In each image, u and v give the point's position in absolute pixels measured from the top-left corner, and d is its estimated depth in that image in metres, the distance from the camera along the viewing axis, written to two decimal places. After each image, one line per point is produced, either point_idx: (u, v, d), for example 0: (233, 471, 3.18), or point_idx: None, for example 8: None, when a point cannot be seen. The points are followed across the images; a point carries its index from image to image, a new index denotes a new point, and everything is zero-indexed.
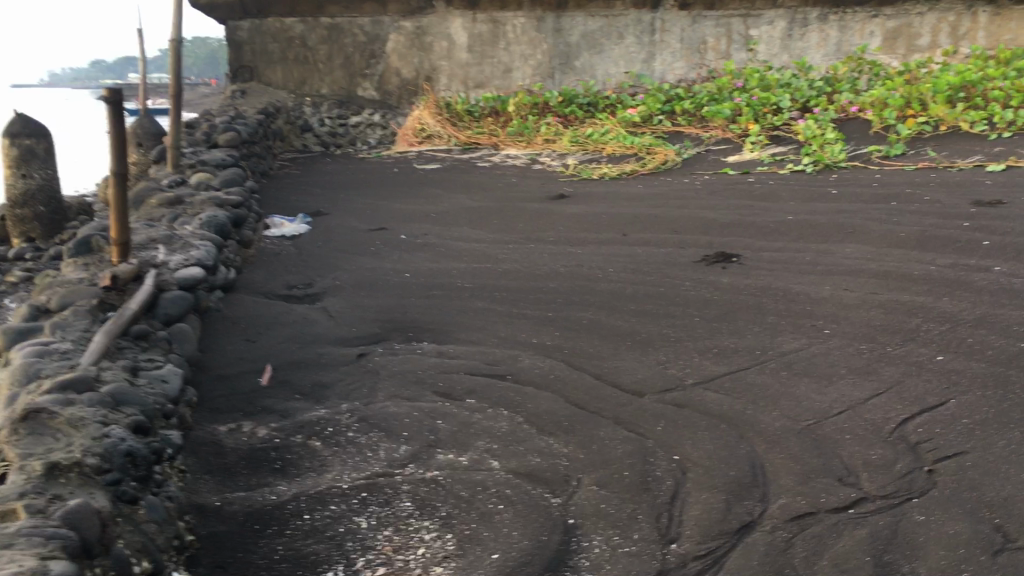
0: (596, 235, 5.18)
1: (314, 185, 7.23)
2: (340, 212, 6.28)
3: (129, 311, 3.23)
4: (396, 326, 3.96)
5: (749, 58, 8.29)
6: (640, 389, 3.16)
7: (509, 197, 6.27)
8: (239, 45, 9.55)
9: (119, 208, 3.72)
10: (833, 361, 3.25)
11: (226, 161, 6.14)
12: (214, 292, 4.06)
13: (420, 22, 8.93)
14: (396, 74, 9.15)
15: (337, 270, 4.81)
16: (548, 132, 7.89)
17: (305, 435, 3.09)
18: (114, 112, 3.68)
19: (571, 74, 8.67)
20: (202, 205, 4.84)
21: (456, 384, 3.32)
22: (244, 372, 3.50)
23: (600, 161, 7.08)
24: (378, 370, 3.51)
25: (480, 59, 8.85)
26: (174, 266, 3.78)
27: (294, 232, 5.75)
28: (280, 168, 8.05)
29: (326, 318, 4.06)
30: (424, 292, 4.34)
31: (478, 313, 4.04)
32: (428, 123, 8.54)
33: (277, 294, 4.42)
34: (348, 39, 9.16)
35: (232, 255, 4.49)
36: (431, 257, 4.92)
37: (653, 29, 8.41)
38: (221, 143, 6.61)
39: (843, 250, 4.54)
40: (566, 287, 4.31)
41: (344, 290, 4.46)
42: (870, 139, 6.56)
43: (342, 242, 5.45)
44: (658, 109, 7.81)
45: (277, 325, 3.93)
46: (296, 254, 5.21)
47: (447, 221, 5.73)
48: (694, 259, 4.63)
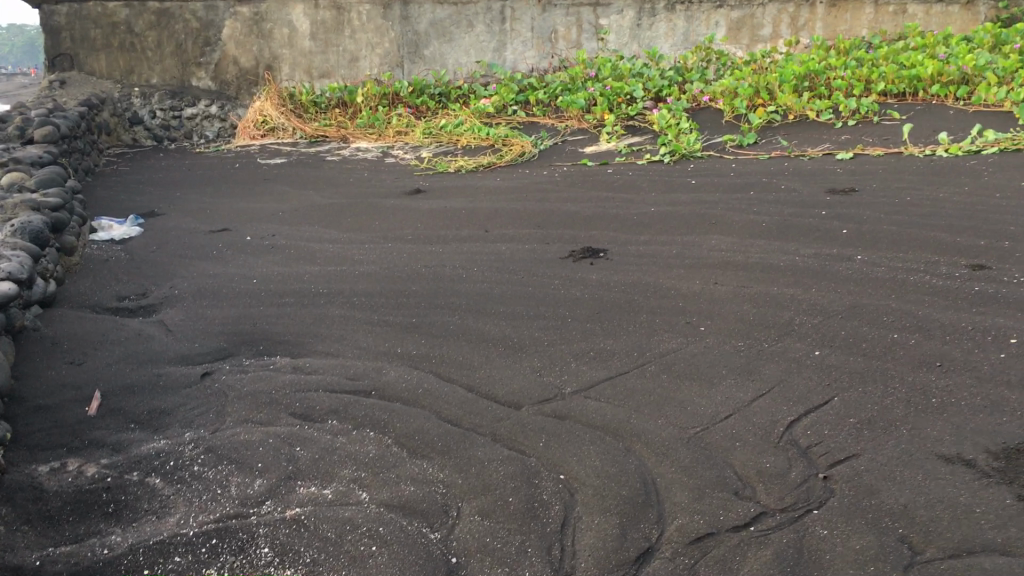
0: (457, 232, 4.94)
1: (146, 182, 6.67)
2: (176, 212, 5.78)
3: None
4: (245, 340, 3.60)
5: (599, 47, 8.23)
6: (516, 401, 2.96)
7: (362, 193, 5.94)
8: (56, 31, 8.74)
9: None
10: (713, 360, 3.15)
11: (42, 158, 5.55)
12: (29, 308, 3.56)
13: (257, 7, 8.41)
14: (233, 63, 8.62)
15: (175, 278, 4.37)
16: (400, 124, 7.59)
17: (143, 472, 2.70)
18: None
19: (420, 64, 8.38)
20: (15, 209, 4.29)
21: (316, 404, 3.01)
22: (67, 401, 3.06)
23: (455, 154, 6.84)
24: (225, 392, 3.15)
25: (324, 47, 8.41)
26: None
27: (124, 235, 5.24)
28: (107, 165, 7.40)
29: (164, 333, 3.65)
30: (274, 300, 3.99)
31: (337, 322, 3.73)
32: (271, 114, 8.08)
33: (106, 306, 3.96)
34: (179, 24, 8.57)
35: (51, 265, 3.98)
36: (280, 261, 4.55)
37: (503, 17, 8.20)
38: (36, 139, 5.97)
39: (708, 242, 4.48)
40: (429, 289, 4.06)
41: (184, 300, 4.04)
42: (723, 128, 6.59)
43: (179, 245, 4.99)
44: (512, 99, 7.64)
45: (105, 343, 3.48)
46: (128, 260, 4.72)
47: (296, 220, 5.35)
48: (559, 256, 4.47)
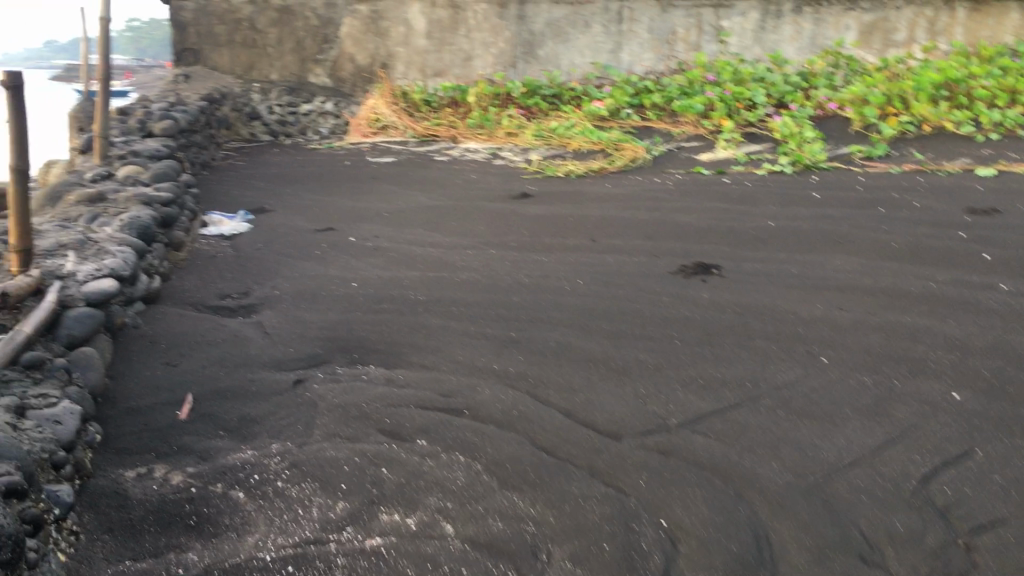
0: (564, 241, 4.75)
1: (258, 178, 6.73)
2: (284, 209, 5.79)
3: (22, 334, 2.69)
4: (340, 347, 3.51)
5: (720, 50, 7.91)
6: (617, 431, 2.76)
7: (469, 195, 5.83)
8: (183, 25, 9.01)
9: (19, 209, 3.16)
10: (835, 398, 2.88)
11: (160, 151, 5.63)
12: (131, 304, 3.54)
13: (376, 5, 8.43)
14: (350, 60, 8.65)
15: (276, 277, 4.33)
16: (510, 125, 7.46)
17: (227, 484, 2.61)
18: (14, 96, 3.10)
19: (535, 64, 8.20)
20: (127, 203, 4.31)
21: (406, 422, 2.88)
22: (159, 403, 3.01)
23: (566, 157, 6.66)
24: (316, 402, 3.06)
25: (439, 46, 8.35)
26: (84, 276, 3.24)
27: (233, 231, 5.26)
28: (223, 159, 7.52)
29: (260, 335, 3.59)
30: (372, 306, 3.89)
31: (434, 333, 3.60)
32: (382, 113, 8.08)
33: (207, 305, 3.94)
34: (299, 22, 8.67)
35: (157, 261, 3.98)
36: (381, 264, 4.47)
37: (621, 18, 7.97)
38: (155, 132, 6.07)
39: (831, 262, 4.17)
40: (531, 301, 3.90)
41: (283, 301, 3.99)
42: (850, 138, 6.22)
43: (284, 244, 4.97)
44: (626, 102, 7.38)
45: (202, 344, 3.44)
46: (233, 257, 4.72)
47: (401, 222, 5.27)
48: (669, 270, 4.24)
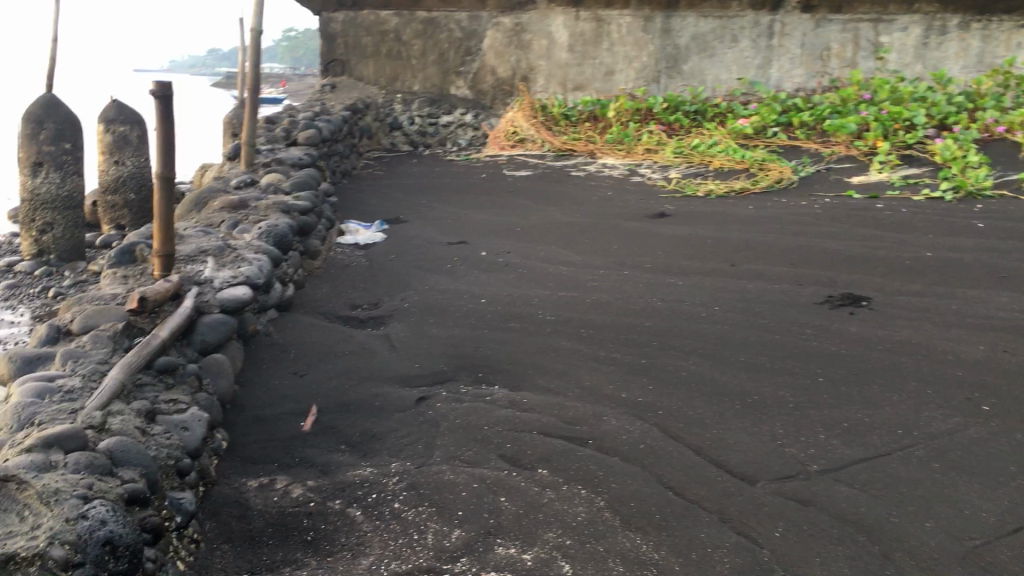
0: (701, 264, 4.56)
1: (396, 188, 6.82)
2: (419, 220, 5.82)
3: (158, 339, 2.74)
4: (465, 365, 3.46)
5: (877, 68, 7.52)
6: (751, 474, 2.60)
7: (604, 213, 5.71)
8: (333, 37, 9.36)
9: (162, 214, 3.25)
10: (998, 454, 2.63)
11: (302, 160, 5.76)
12: (264, 312, 3.59)
13: (520, 18, 8.43)
14: (491, 73, 8.68)
15: (407, 290, 4.33)
16: (650, 141, 7.31)
17: (345, 501, 2.57)
18: (162, 105, 3.19)
19: (678, 79, 7.99)
20: (267, 211, 4.40)
21: (527, 449, 2.79)
22: (285, 413, 3.02)
23: (706, 176, 6.45)
24: (438, 421, 3.01)
25: (581, 60, 8.26)
26: (220, 283, 3.29)
27: (368, 240, 5.33)
28: (363, 168, 7.67)
29: (387, 349, 3.57)
30: (499, 324, 3.83)
31: (562, 356, 3.50)
32: (522, 126, 8.08)
33: (338, 315, 3.96)
34: (443, 34, 8.75)
35: (291, 270, 4.03)
36: (512, 280, 4.40)
37: (771, 32, 7.66)
38: (299, 141, 6.22)
39: (995, 299, 3.84)
40: (664, 327, 3.75)
41: (412, 314, 3.98)
42: (1019, 164, 5.78)
43: (417, 255, 4.97)
44: (773, 120, 7.11)
45: (330, 355, 3.45)
46: (367, 267, 4.75)
47: (534, 238, 5.21)
48: (814, 299, 4.00)
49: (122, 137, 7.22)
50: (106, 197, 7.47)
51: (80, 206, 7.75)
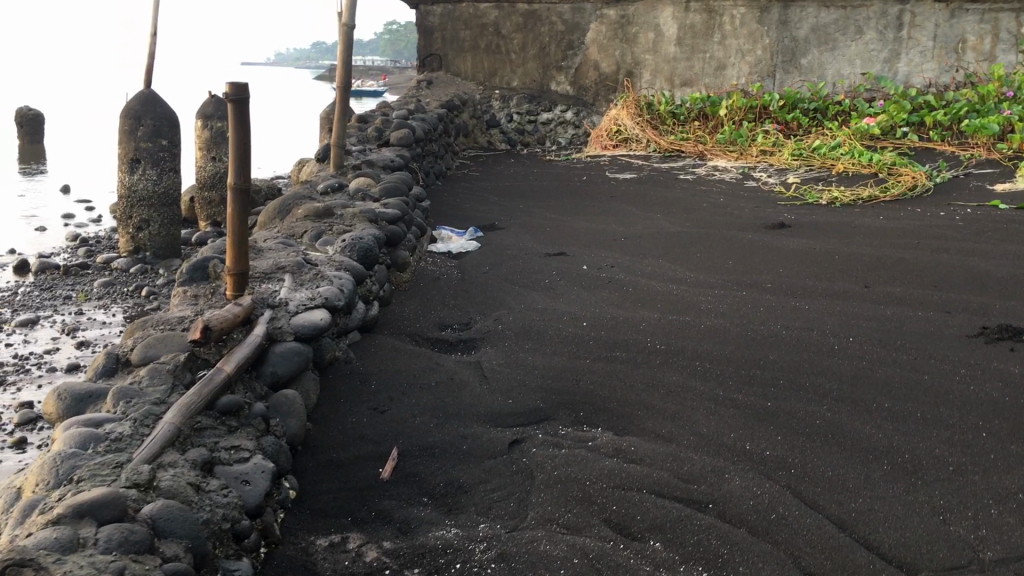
0: (828, 284, 4.07)
1: (492, 190, 6.49)
2: (516, 226, 5.48)
3: (221, 375, 2.44)
4: (565, 402, 3.08)
5: (1020, 62, 6.72)
6: (909, 563, 2.16)
7: (716, 222, 5.26)
8: (430, 31, 9.04)
9: (236, 229, 2.96)
10: None
11: (395, 161, 5.48)
12: (344, 335, 3.27)
13: (626, 10, 7.97)
14: (594, 67, 8.27)
15: (501, 309, 3.98)
16: (765, 142, 6.81)
17: (425, 571, 2.22)
18: (238, 113, 2.88)
19: (796, 74, 7.42)
20: (354, 219, 4.11)
21: (637, 515, 2.40)
22: (362, 456, 2.69)
23: (828, 181, 5.91)
24: (532, 472, 2.64)
25: (690, 54, 7.76)
26: (296, 305, 2.98)
27: (461, 248, 5.02)
28: (459, 168, 7.38)
29: (477, 380, 3.22)
30: (603, 353, 3.45)
31: (674, 397, 3.09)
32: (625, 124, 7.66)
33: (426, 337, 3.64)
34: (545, 27, 8.38)
35: (376, 286, 3.71)
36: (616, 300, 4.01)
37: (900, 23, 6.99)
38: (392, 141, 5.93)
39: None
40: (790, 361, 3.30)
41: (506, 338, 3.62)
42: None
43: (513, 268, 4.63)
44: (903, 119, 6.51)
45: (415, 387, 3.11)
46: (458, 280, 4.43)
47: (639, 250, 4.80)
48: (966, 332, 3.48)
49: (221, 133, 7.22)
50: (204, 193, 7.42)
51: (176, 204, 7.69)
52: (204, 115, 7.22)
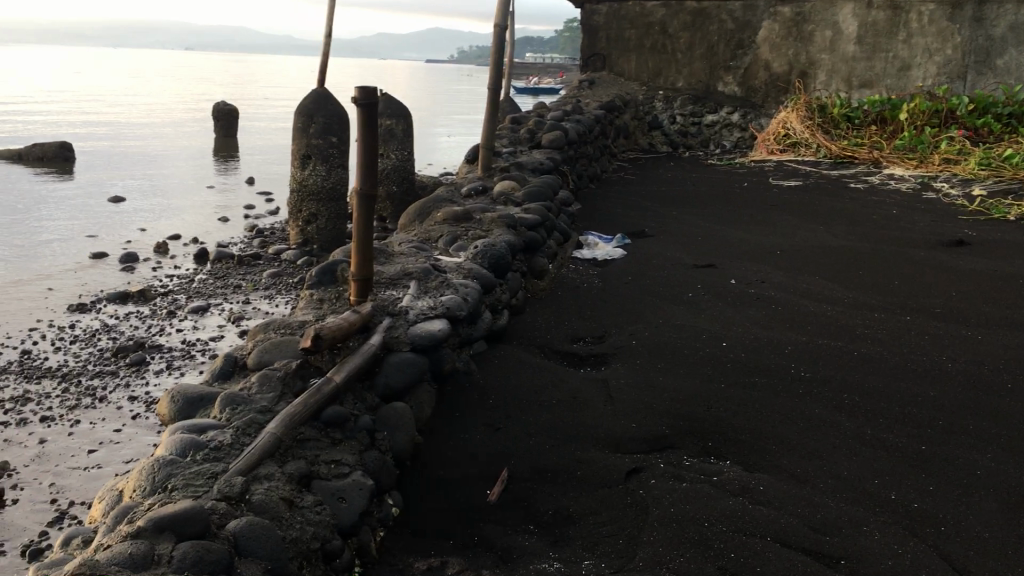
0: (1008, 313, 3.64)
1: (646, 195, 6.29)
2: (666, 234, 5.26)
3: (328, 385, 2.41)
4: (693, 429, 2.87)
5: None
6: None
7: (885, 236, 4.86)
8: (596, 30, 8.96)
9: (361, 235, 2.94)
10: None
11: (544, 164, 5.38)
12: (468, 346, 3.20)
13: (802, 7, 7.54)
14: (765, 68, 7.88)
15: (638, 324, 3.81)
16: (949, 149, 6.29)
17: None
18: (366, 119, 2.85)
19: (990, 76, 6.73)
20: (492, 224, 4.04)
21: (756, 566, 2.18)
22: (471, 476, 2.59)
23: (1020, 195, 5.35)
24: (648, 507, 2.45)
25: (870, 53, 7.21)
26: (416, 314, 2.93)
27: (607, 255, 4.87)
28: (616, 171, 7.23)
29: (602, 401, 3.07)
30: (742, 378, 3.21)
31: (813, 432, 2.82)
32: (794, 127, 7.27)
33: (556, 350, 3.51)
34: (714, 25, 8.06)
35: (506, 295, 3.63)
36: (763, 320, 3.75)
37: None
38: (544, 143, 5.84)
39: None
40: (953, 400, 2.96)
41: (639, 356, 3.45)
42: None
43: (657, 279, 4.43)
44: None
45: (535, 405, 2.99)
46: (598, 290, 4.28)
47: (796, 265, 4.49)
48: None
49: (389, 131, 7.37)
50: None
51: (341, 199, 7.90)
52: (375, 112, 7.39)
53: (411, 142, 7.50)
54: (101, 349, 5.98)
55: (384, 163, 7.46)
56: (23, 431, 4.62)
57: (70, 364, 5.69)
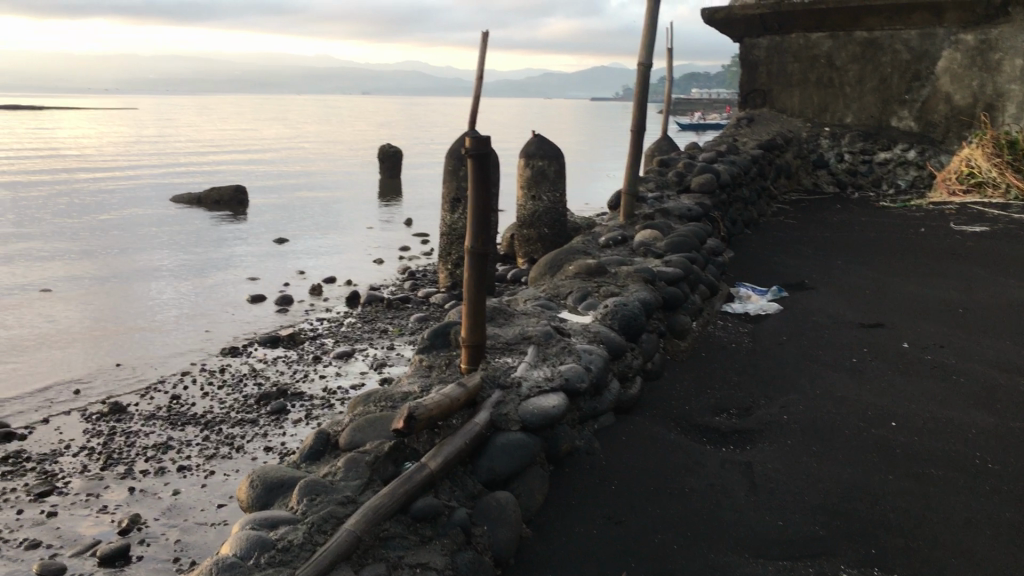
0: None
1: (810, 241, 5.79)
2: (829, 287, 4.77)
3: (420, 474, 2.14)
4: (852, 531, 2.42)
5: None
6: None
7: None
8: (755, 64, 8.32)
9: (472, 299, 2.70)
10: None
11: (693, 210, 5.01)
12: (589, 421, 2.89)
13: (987, 34, 6.83)
14: (944, 101, 7.19)
15: (791, 394, 3.36)
16: None
17: None
18: (479, 172, 2.60)
19: None
20: (627, 279, 3.73)
21: None
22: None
23: None
24: None
25: None
26: (530, 387, 2.64)
27: (761, 308, 4.44)
28: (775, 215, 6.76)
29: (745, 491, 2.66)
30: (915, 469, 2.73)
31: (1006, 545, 2.31)
32: (980, 166, 6.63)
33: (697, 423, 3.13)
34: (887, 56, 7.41)
35: (638, 361, 3.29)
36: (940, 394, 3.24)
37: None
38: (694, 187, 5.47)
39: None
40: None
41: (791, 435, 3.02)
42: None
43: (817, 339, 3.98)
44: None
45: (664, 495, 2.62)
46: (749, 351, 3.86)
47: (981, 326, 3.92)
48: None
49: (541, 172, 7.16)
50: (523, 230, 7.40)
51: None
52: (527, 153, 7.19)
53: (564, 183, 7.26)
54: (246, 395, 5.99)
55: (536, 205, 7.24)
56: (159, 482, 4.58)
57: (214, 410, 5.70)
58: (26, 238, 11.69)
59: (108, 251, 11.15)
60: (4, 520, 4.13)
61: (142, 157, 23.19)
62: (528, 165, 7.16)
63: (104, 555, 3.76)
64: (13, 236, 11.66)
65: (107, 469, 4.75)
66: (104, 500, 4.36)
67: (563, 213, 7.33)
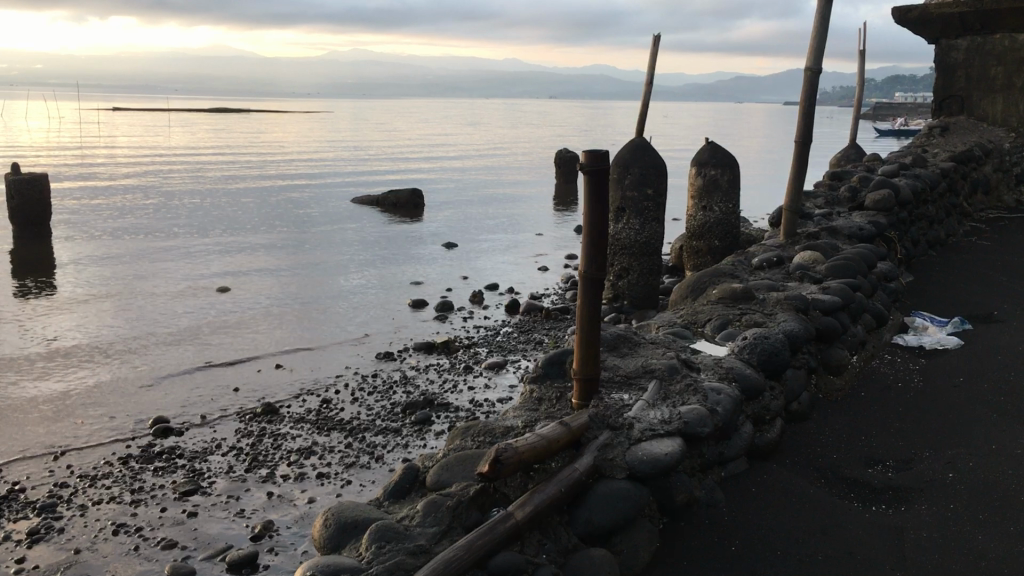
0: None
1: (1007, 266, 5.17)
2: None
3: (502, 524, 1.95)
4: None
5: None
6: None
7: None
8: (952, 68, 7.50)
9: (585, 329, 2.49)
10: None
11: (865, 229, 4.56)
12: (713, 467, 2.61)
13: None
14: None
15: (963, 448, 2.92)
16: None
17: None
18: (592, 193, 2.39)
19: None
20: (775, 307, 3.41)
21: None
22: None
23: None
24: None
25: None
26: (644, 428, 2.39)
27: (939, 341, 3.94)
28: (969, 234, 6.10)
29: (889, 560, 2.29)
30: None
31: None
32: None
33: (845, 475, 2.77)
34: None
35: (778, 400, 2.97)
36: None
37: None
38: (869, 203, 4.99)
39: None
40: None
41: (954, 498, 2.60)
42: None
43: (1001, 382, 3.48)
44: None
45: (793, 559, 2.29)
46: (918, 392, 3.42)
47: None
48: None
49: (713, 181, 6.77)
50: (692, 243, 7.00)
51: None
52: (699, 161, 6.82)
53: (737, 194, 6.86)
54: (393, 403, 5.98)
55: (706, 216, 6.86)
56: (296, 488, 4.59)
57: (361, 417, 5.72)
58: (219, 242, 12.38)
59: (289, 255, 11.62)
60: (148, 517, 4.24)
61: (334, 162, 24.26)
62: (698, 174, 6.81)
63: (234, 562, 3.73)
64: (207, 240, 12.39)
65: (250, 472, 4.80)
66: (243, 503, 4.38)
67: (735, 224, 6.91)
